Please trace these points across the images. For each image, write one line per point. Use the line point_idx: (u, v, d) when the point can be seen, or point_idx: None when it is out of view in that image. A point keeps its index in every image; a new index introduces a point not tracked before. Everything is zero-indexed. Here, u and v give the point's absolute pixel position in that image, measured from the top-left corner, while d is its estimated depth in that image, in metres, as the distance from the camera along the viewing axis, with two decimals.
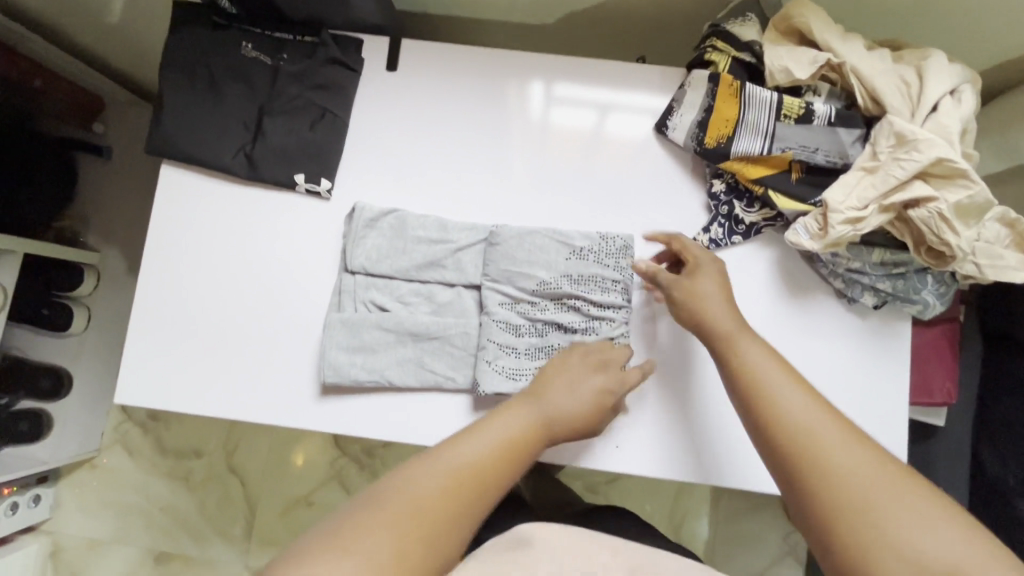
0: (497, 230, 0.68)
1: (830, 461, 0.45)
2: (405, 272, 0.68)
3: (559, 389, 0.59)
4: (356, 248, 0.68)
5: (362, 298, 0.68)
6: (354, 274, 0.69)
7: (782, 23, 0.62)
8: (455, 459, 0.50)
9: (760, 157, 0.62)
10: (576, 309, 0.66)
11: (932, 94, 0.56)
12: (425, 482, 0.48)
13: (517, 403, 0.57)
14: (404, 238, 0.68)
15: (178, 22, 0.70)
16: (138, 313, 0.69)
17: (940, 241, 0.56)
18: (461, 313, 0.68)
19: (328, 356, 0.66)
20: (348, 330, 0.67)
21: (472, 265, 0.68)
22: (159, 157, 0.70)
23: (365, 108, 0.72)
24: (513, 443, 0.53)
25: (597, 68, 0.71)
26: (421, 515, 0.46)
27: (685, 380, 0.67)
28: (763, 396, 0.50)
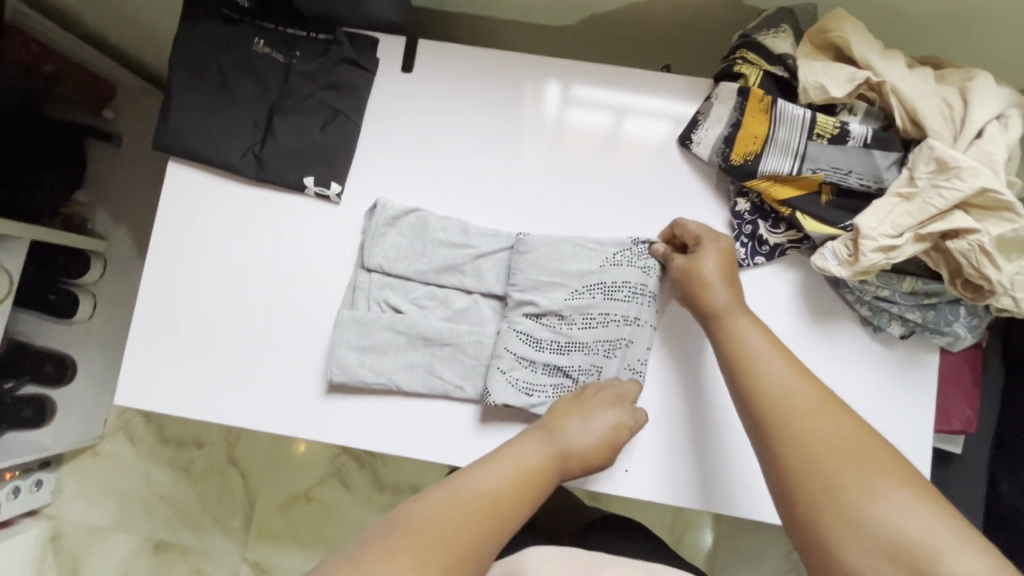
0: (524, 238, 0.65)
1: (795, 420, 0.48)
2: (422, 274, 0.66)
3: (575, 423, 0.58)
4: (374, 246, 0.66)
5: (376, 297, 0.66)
6: (370, 272, 0.67)
7: (818, 36, 0.59)
8: (470, 488, 0.49)
9: (789, 177, 0.60)
10: (601, 325, 0.63)
11: (977, 119, 0.53)
12: (442, 507, 0.47)
13: (529, 437, 0.56)
14: (425, 239, 0.66)
15: (189, 14, 0.68)
16: (140, 310, 0.68)
17: (980, 275, 0.53)
18: (479, 322, 0.66)
19: (336, 354, 0.64)
20: (359, 329, 0.65)
21: (492, 274, 0.66)
22: (165, 152, 0.68)
23: (379, 109, 0.70)
24: (528, 473, 0.53)
25: (621, 75, 0.68)
26: (440, 540, 0.44)
27: (701, 401, 0.65)
28: (744, 360, 0.53)
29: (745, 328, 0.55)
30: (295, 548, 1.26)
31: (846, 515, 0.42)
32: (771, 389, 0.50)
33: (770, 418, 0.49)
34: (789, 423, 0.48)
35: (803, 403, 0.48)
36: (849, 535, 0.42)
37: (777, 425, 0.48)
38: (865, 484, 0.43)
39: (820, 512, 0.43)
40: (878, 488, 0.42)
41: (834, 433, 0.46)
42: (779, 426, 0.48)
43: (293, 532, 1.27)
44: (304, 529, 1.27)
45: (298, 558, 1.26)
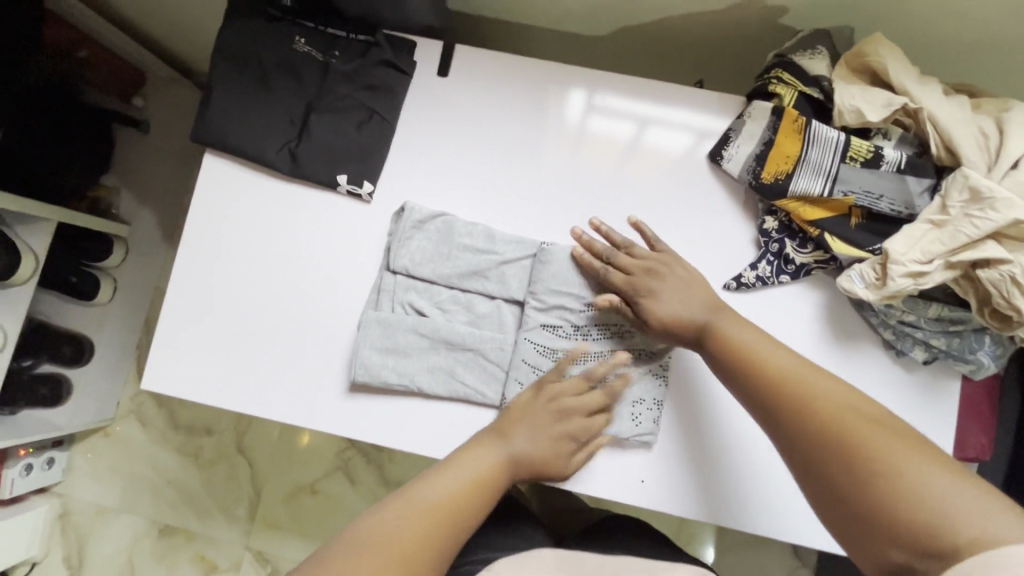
0: (549, 247, 0.66)
1: (805, 417, 0.48)
2: (446, 279, 0.67)
3: (526, 429, 0.60)
4: (400, 248, 0.67)
5: (400, 299, 0.67)
6: (395, 274, 0.67)
7: (855, 60, 0.60)
8: (427, 498, 0.52)
9: (819, 198, 0.60)
10: (618, 335, 0.65)
11: (1013, 150, 0.54)
12: (400, 519, 0.50)
13: (481, 441, 0.59)
14: (450, 244, 0.67)
15: (232, 11, 0.69)
16: (169, 301, 0.69)
17: (1009, 306, 0.53)
18: (499, 328, 0.66)
19: (360, 355, 0.65)
20: (382, 329, 0.65)
21: (515, 279, 0.66)
22: (203, 144, 0.69)
23: (413, 111, 0.71)
24: (484, 476, 0.56)
25: (651, 87, 0.68)
26: (398, 554, 0.48)
27: (714, 410, 0.65)
28: (748, 362, 0.54)
29: (733, 330, 0.57)
30: (298, 538, 1.28)
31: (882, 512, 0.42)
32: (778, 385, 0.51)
33: (785, 421, 0.49)
34: (799, 420, 0.48)
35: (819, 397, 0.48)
36: (885, 532, 0.41)
37: (789, 424, 0.49)
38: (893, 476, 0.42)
39: (856, 508, 0.43)
40: (910, 479, 0.41)
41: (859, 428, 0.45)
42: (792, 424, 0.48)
43: (296, 523, 1.29)
44: (307, 520, 1.28)
45: (301, 548, 1.27)
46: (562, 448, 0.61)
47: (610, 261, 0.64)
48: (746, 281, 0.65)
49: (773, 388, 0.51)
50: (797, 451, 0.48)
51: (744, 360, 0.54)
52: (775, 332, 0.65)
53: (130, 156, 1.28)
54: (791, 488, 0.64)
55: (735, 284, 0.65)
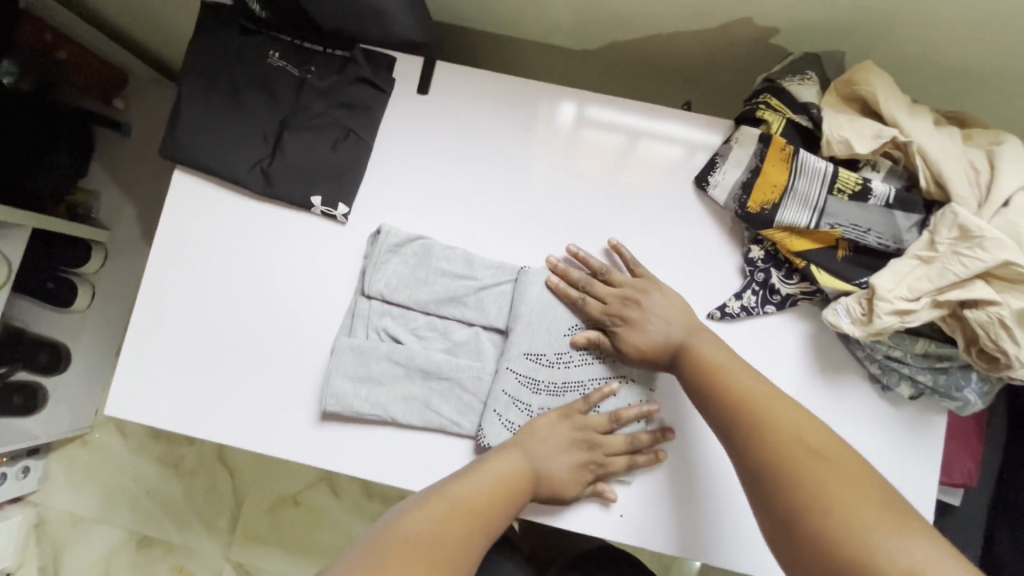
0: (529, 272, 0.64)
1: (759, 436, 0.48)
2: (423, 305, 0.65)
3: (550, 445, 0.59)
4: (376, 273, 0.64)
5: (375, 325, 0.65)
6: (371, 299, 0.65)
7: (845, 88, 0.58)
8: (453, 496, 0.51)
9: (806, 230, 0.58)
10: (600, 366, 0.63)
11: (1004, 187, 0.52)
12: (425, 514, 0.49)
13: (506, 450, 0.57)
14: (427, 268, 0.65)
15: (206, 22, 0.67)
16: (136, 320, 0.66)
17: (996, 347, 0.52)
18: (476, 355, 0.64)
19: (332, 383, 0.63)
20: (356, 356, 0.63)
21: (493, 306, 0.64)
22: (172, 161, 0.67)
23: (392, 128, 0.68)
24: (510, 479, 0.55)
25: (637, 110, 0.67)
26: (427, 555, 0.46)
27: (694, 443, 0.64)
28: (727, 393, 0.52)
29: (717, 356, 0.55)
30: (279, 552, 1.26)
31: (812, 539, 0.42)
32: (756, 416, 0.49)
33: (742, 445, 0.49)
34: (755, 438, 0.48)
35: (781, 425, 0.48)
36: (818, 567, 0.41)
37: (747, 443, 0.48)
38: (832, 511, 0.42)
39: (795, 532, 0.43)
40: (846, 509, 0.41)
41: (813, 459, 0.45)
42: (749, 446, 0.48)
43: (277, 536, 1.26)
44: (289, 533, 1.26)
45: (281, 562, 1.25)
46: (581, 473, 0.60)
47: (587, 289, 0.62)
48: (730, 311, 0.63)
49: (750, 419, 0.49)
50: (748, 467, 0.48)
51: (724, 389, 0.53)
52: (760, 363, 0.63)
53: (111, 160, 1.25)
54: None
55: (720, 314, 0.63)
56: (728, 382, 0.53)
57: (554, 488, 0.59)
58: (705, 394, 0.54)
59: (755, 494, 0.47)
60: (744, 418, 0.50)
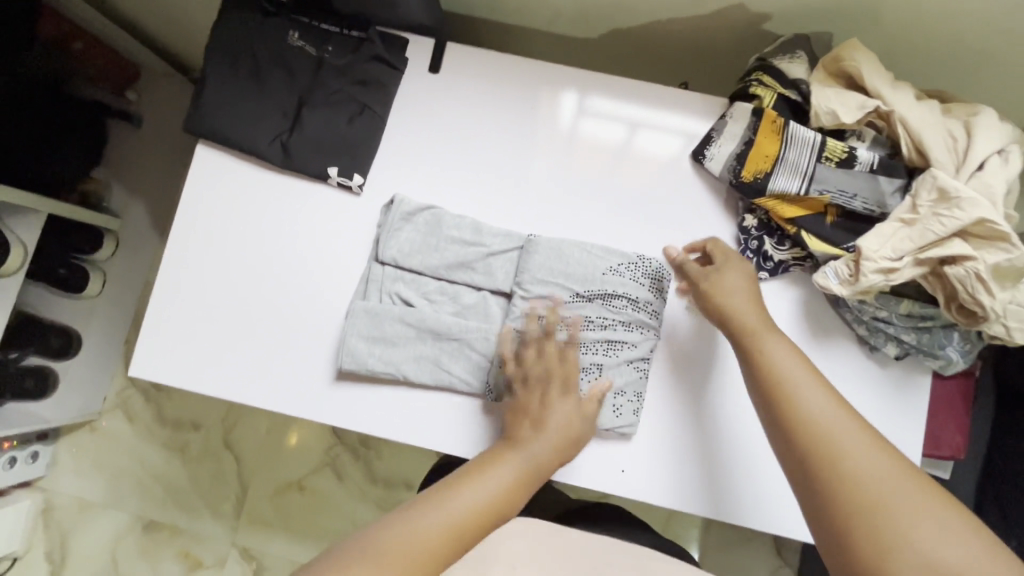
0: (534, 238, 0.67)
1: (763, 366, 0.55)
2: (434, 270, 0.68)
3: (529, 425, 0.60)
4: (389, 240, 0.68)
5: (388, 289, 0.68)
6: (383, 266, 0.69)
7: (832, 65, 0.62)
8: (445, 511, 0.50)
9: (797, 197, 0.62)
10: (602, 328, 0.65)
11: (978, 152, 0.56)
12: (417, 534, 0.48)
13: (500, 457, 0.57)
14: (438, 236, 0.68)
15: (228, 4, 0.70)
16: (161, 287, 0.70)
17: (973, 300, 0.56)
18: (483, 318, 0.68)
19: (348, 343, 0.66)
20: (370, 318, 0.67)
21: (501, 271, 0.68)
22: (195, 136, 0.70)
23: (404, 106, 0.72)
24: (504, 493, 0.54)
25: (636, 89, 0.70)
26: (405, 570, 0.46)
27: (694, 402, 0.67)
28: (783, 409, 0.52)
29: (785, 359, 0.55)
30: (284, 536, 1.28)
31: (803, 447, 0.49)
32: (767, 356, 0.55)
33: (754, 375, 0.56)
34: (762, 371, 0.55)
35: (855, 474, 0.46)
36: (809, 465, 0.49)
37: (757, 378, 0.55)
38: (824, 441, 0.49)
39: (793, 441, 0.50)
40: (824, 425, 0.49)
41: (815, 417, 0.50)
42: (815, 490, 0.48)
43: (283, 520, 1.29)
44: (295, 517, 1.29)
45: (287, 546, 1.27)
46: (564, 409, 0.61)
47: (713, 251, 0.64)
48: None
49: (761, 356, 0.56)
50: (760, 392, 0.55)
51: (787, 409, 0.52)
52: None
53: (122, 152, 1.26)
54: (768, 480, 0.66)
55: None
56: (783, 389, 0.53)
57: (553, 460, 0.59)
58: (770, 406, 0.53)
59: (818, 533, 0.47)
60: (808, 453, 0.49)
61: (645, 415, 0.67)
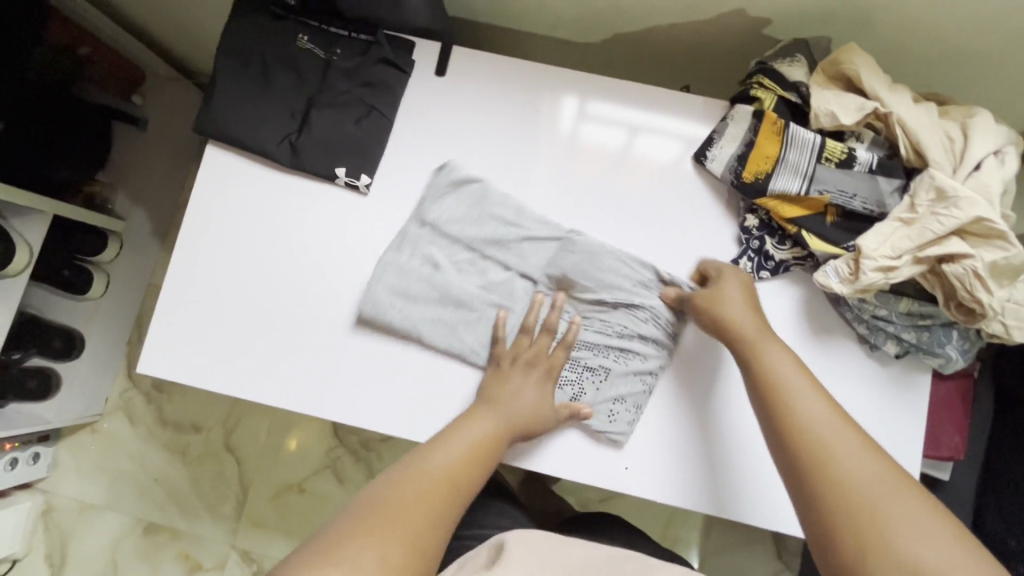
0: (575, 236, 0.68)
1: (762, 374, 0.57)
2: (469, 240, 0.69)
3: (512, 389, 0.64)
4: (433, 203, 0.70)
5: (422, 250, 0.69)
6: (422, 225, 0.70)
7: (831, 68, 0.64)
8: (428, 468, 0.54)
9: (797, 197, 0.63)
10: (617, 335, 0.67)
11: (975, 153, 0.58)
12: (408, 496, 0.51)
13: (477, 414, 0.62)
14: (482, 209, 0.70)
15: (239, 8, 0.72)
16: (169, 283, 0.70)
17: (972, 298, 0.57)
18: (506, 295, 0.69)
19: (372, 291, 0.68)
20: (398, 274, 0.68)
21: (535, 257, 0.69)
22: (204, 136, 0.71)
23: (409, 108, 0.73)
24: (480, 444, 0.59)
25: (637, 93, 0.71)
26: (405, 525, 0.48)
27: (705, 408, 0.68)
28: (781, 414, 0.54)
29: (780, 362, 0.57)
30: (284, 538, 1.28)
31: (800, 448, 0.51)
32: (768, 365, 0.57)
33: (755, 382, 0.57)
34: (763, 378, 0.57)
35: (844, 473, 0.48)
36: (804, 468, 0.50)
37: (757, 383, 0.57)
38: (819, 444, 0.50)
39: (788, 442, 0.52)
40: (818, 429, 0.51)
41: (810, 424, 0.52)
42: (804, 486, 0.50)
43: (283, 522, 1.29)
44: (295, 519, 1.28)
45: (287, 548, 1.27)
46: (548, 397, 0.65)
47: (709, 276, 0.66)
48: None
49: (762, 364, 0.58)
50: (760, 398, 0.56)
51: (785, 411, 0.54)
52: None
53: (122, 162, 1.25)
54: (771, 478, 0.66)
55: None
56: (780, 389, 0.55)
57: (533, 420, 0.63)
58: (766, 407, 0.55)
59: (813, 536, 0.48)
60: (804, 452, 0.50)
61: (651, 421, 0.67)
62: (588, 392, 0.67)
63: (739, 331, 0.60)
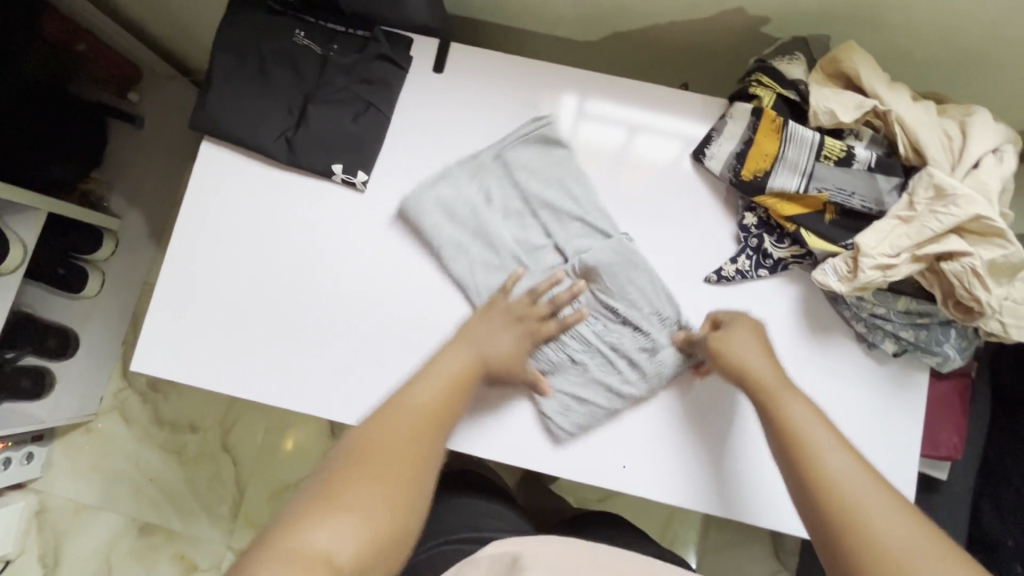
0: (630, 240, 0.68)
1: (781, 423, 0.55)
2: (529, 193, 0.69)
3: (494, 336, 0.63)
4: (519, 147, 0.70)
5: (486, 180, 0.70)
6: (498, 157, 0.70)
7: (830, 66, 0.64)
8: (408, 409, 0.55)
9: (795, 195, 0.63)
10: (609, 345, 0.67)
11: (974, 151, 0.58)
12: (393, 436, 0.52)
13: (452, 350, 0.62)
14: (564, 173, 0.70)
15: (235, 3, 0.71)
16: (165, 280, 0.70)
17: (970, 296, 0.57)
18: (532, 258, 0.69)
19: (424, 195, 0.69)
20: (451, 195, 0.69)
21: (577, 238, 0.69)
22: (200, 132, 0.71)
23: (407, 105, 0.73)
24: (457, 379, 0.59)
25: (635, 91, 0.71)
26: (395, 467, 0.50)
27: (700, 432, 0.67)
28: (804, 466, 0.51)
29: (805, 418, 0.55)
30: None
31: (828, 502, 0.49)
32: (787, 414, 0.55)
33: (774, 432, 0.55)
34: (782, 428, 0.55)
35: (874, 531, 0.46)
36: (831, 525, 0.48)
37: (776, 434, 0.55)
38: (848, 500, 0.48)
39: (813, 497, 0.50)
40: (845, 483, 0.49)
41: (836, 477, 0.49)
42: (831, 542, 0.48)
43: None
44: None
45: None
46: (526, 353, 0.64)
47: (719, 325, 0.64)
48: (726, 274, 0.67)
49: (780, 413, 0.56)
50: (780, 449, 0.54)
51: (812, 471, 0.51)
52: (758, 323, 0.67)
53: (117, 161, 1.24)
54: (770, 476, 0.66)
55: (716, 277, 0.67)
56: (804, 445, 0.53)
57: (507, 364, 0.63)
58: (791, 466, 0.53)
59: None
60: (830, 509, 0.48)
61: (641, 430, 0.67)
62: (559, 374, 0.67)
63: (757, 377, 0.59)
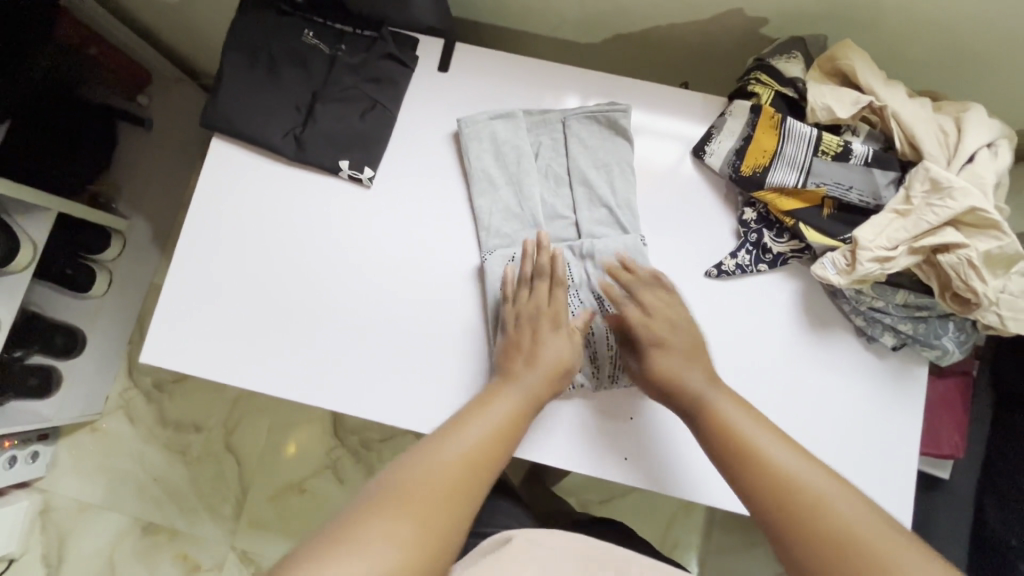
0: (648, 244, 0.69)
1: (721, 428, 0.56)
2: (575, 167, 0.71)
3: (547, 346, 0.62)
4: (582, 127, 0.71)
5: (541, 135, 0.72)
6: (564, 120, 0.72)
7: (827, 63, 0.65)
8: (454, 450, 0.52)
9: (794, 190, 0.64)
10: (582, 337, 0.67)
11: (969, 145, 0.59)
12: (430, 480, 0.49)
13: (503, 387, 0.60)
14: (614, 160, 0.70)
15: (246, 5, 0.73)
16: (174, 275, 0.71)
17: (968, 288, 0.58)
18: (548, 224, 0.71)
19: (486, 123, 0.72)
20: (507, 137, 0.72)
21: (601, 225, 0.70)
22: (211, 129, 0.73)
23: (412, 103, 0.74)
24: (506, 425, 0.56)
25: (635, 89, 0.73)
26: (425, 516, 0.47)
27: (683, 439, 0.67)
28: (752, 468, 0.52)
29: (735, 416, 0.56)
30: (283, 537, 1.27)
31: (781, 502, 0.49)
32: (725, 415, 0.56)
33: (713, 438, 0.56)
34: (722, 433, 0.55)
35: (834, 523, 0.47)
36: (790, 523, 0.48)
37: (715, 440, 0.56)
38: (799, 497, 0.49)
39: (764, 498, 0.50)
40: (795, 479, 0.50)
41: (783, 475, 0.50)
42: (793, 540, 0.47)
43: (282, 522, 1.28)
44: (294, 519, 1.28)
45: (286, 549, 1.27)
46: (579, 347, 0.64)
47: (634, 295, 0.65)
48: (726, 269, 0.68)
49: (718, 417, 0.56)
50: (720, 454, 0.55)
51: (757, 466, 0.51)
52: (758, 317, 0.68)
53: (126, 164, 1.26)
54: None
55: (716, 272, 0.68)
56: (746, 447, 0.53)
57: (551, 387, 0.62)
58: (738, 469, 0.53)
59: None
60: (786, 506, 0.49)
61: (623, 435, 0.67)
62: None
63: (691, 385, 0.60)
